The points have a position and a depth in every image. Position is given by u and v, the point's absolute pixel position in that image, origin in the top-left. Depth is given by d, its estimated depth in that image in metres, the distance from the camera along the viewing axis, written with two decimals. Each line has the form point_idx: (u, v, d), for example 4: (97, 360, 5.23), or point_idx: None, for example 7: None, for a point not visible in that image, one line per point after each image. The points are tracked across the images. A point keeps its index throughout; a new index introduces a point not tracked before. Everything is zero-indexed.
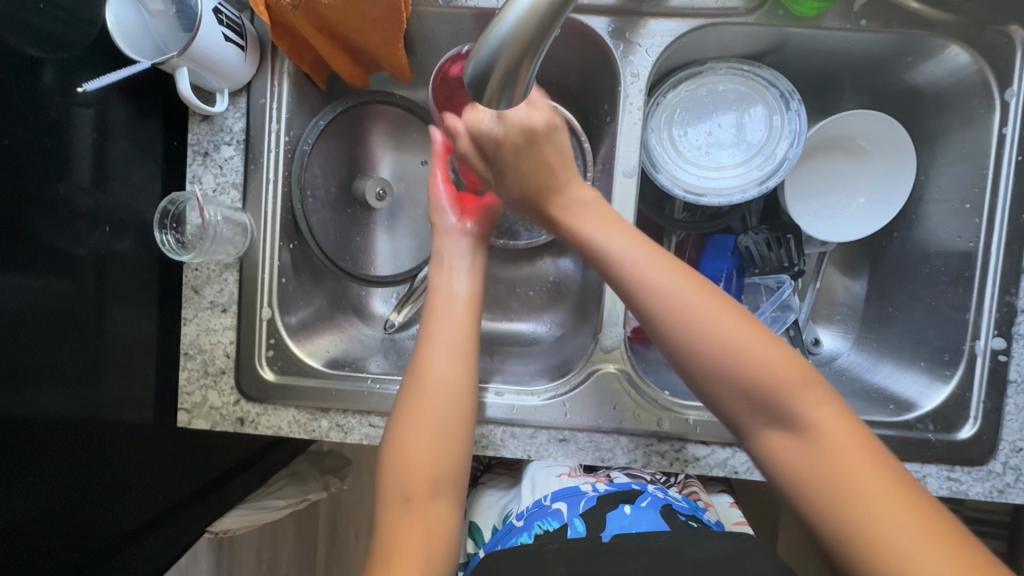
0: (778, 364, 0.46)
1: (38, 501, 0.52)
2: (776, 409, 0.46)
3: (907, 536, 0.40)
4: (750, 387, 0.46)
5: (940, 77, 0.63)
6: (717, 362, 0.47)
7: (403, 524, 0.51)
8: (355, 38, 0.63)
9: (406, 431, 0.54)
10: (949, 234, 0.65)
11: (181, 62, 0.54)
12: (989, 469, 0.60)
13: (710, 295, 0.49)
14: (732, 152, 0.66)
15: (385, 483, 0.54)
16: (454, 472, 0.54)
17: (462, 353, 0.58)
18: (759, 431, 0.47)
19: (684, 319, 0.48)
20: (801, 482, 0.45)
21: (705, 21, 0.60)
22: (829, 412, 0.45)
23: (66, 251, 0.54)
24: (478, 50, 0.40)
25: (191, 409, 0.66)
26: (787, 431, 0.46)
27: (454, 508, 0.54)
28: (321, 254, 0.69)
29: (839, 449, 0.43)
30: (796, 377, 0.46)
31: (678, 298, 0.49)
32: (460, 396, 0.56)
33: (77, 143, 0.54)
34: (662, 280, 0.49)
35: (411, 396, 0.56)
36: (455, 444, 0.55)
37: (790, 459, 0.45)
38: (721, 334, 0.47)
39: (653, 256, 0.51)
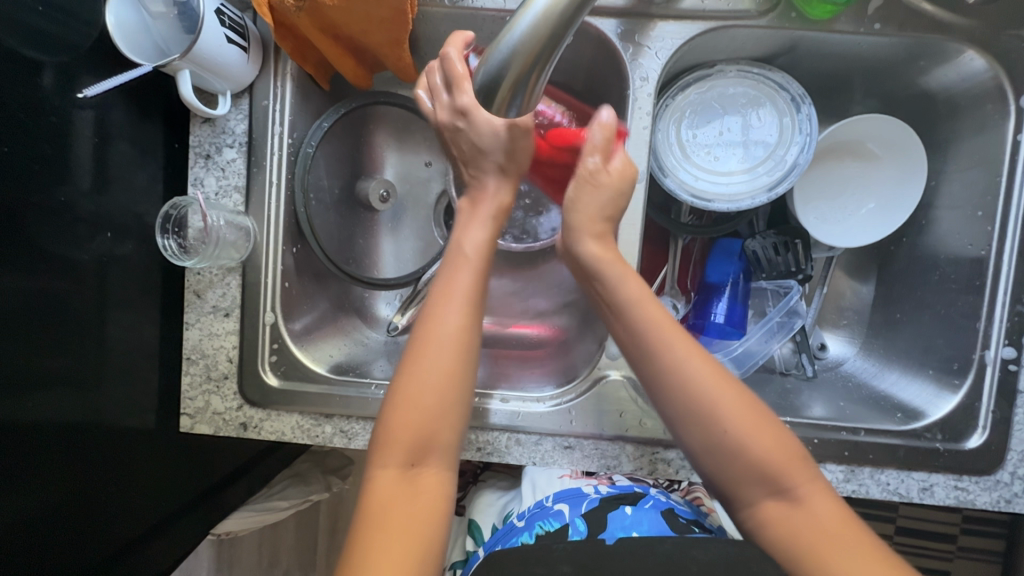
0: (781, 450, 0.49)
1: (39, 510, 0.52)
2: (778, 484, 0.48)
3: None
4: (756, 465, 0.49)
5: (954, 82, 0.62)
6: (725, 442, 0.49)
7: (401, 491, 0.49)
8: (359, 39, 0.62)
9: (413, 393, 0.52)
10: (960, 241, 0.64)
11: (183, 64, 0.53)
12: (997, 479, 0.60)
13: (726, 380, 0.51)
14: (741, 156, 0.65)
15: (385, 445, 0.51)
16: (456, 440, 0.52)
17: (469, 306, 0.55)
18: (758, 502, 0.49)
19: (702, 407, 0.50)
20: (797, 554, 0.46)
21: (716, 23, 0.59)
22: (820, 493, 0.48)
23: (67, 256, 0.53)
24: (488, 57, 0.39)
25: (194, 414, 0.65)
26: (779, 501, 0.49)
27: (453, 472, 0.52)
28: (323, 256, 0.68)
29: (831, 528, 0.46)
30: (790, 457, 0.49)
31: (699, 387, 0.50)
32: (467, 347, 0.54)
33: (77, 147, 0.53)
34: (684, 368, 0.51)
35: (416, 354, 0.53)
36: (461, 406, 0.52)
37: (784, 528, 0.47)
38: (722, 406, 0.50)
39: (684, 343, 0.52)
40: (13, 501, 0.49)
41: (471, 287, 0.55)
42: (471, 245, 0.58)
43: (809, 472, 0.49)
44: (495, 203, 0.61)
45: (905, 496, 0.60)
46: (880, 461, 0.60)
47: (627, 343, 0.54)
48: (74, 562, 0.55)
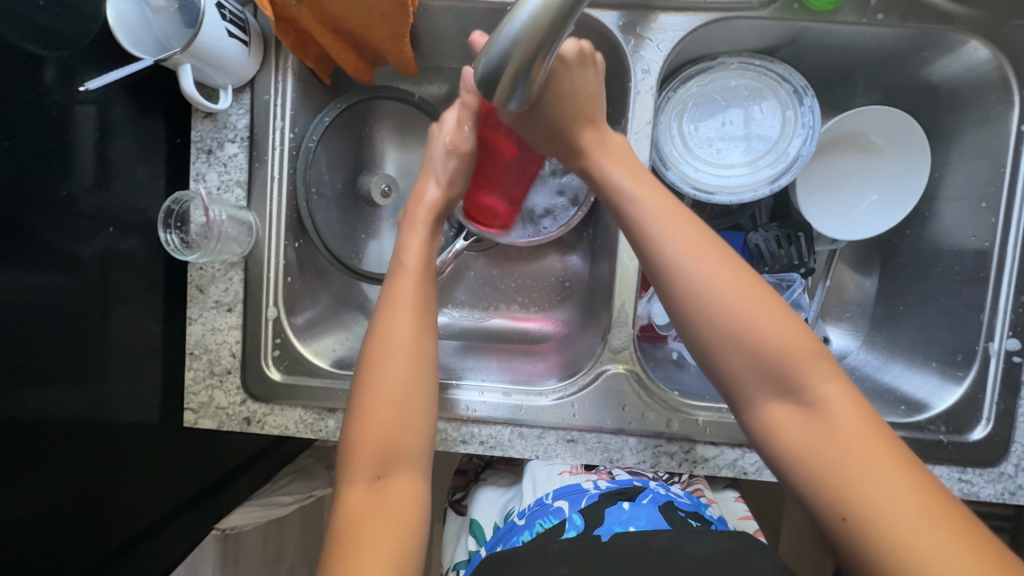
0: (795, 343, 0.45)
1: (44, 505, 0.52)
2: (789, 383, 0.45)
3: (901, 502, 0.39)
4: (765, 361, 0.45)
5: (958, 73, 0.62)
6: (729, 337, 0.46)
7: (374, 501, 0.50)
8: (360, 33, 0.62)
9: (372, 404, 0.52)
10: (963, 233, 0.64)
11: (184, 59, 0.53)
12: (1001, 470, 0.60)
13: (732, 270, 0.48)
14: (744, 149, 0.65)
15: (353, 456, 0.52)
16: (423, 444, 0.53)
17: (420, 315, 0.56)
18: (765, 405, 0.46)
19: (705, 298, 0.47)
20: (806, 453, 0.44)
21: (718, 15, 0.59)
22: (840, 389, 0.45)
23: (71, 252, 0.53)
24: (489, 48, 0.39)
25: (197, 409, 0.65)
26: (792, 403, 0.45)
27: (426, 479, 0.53)
28: (326, 251, 0.69)
29: (845, 425, 0.43)
30: (805, 353, 0.45)
31: (703, 280, 0.47)
32: (421, 358, 0.55)
33: (79, 142, 0.53)
34: (686, 258, 0.48)
35: (371, 368, 0.54)
36: (420, 414, 0.53)
37: (790, 430, 0.45)
38: (728, 296, 0.47)
39: (688, 233, 0.49)
40: (18, 497, 0.49)
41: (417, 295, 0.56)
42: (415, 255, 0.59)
43: (827, 369, 0.45)
44: (430, 212, 0.62)
45: None
46: None
47: (630, 234, 0.52)
48: (77, 557, 0.55)
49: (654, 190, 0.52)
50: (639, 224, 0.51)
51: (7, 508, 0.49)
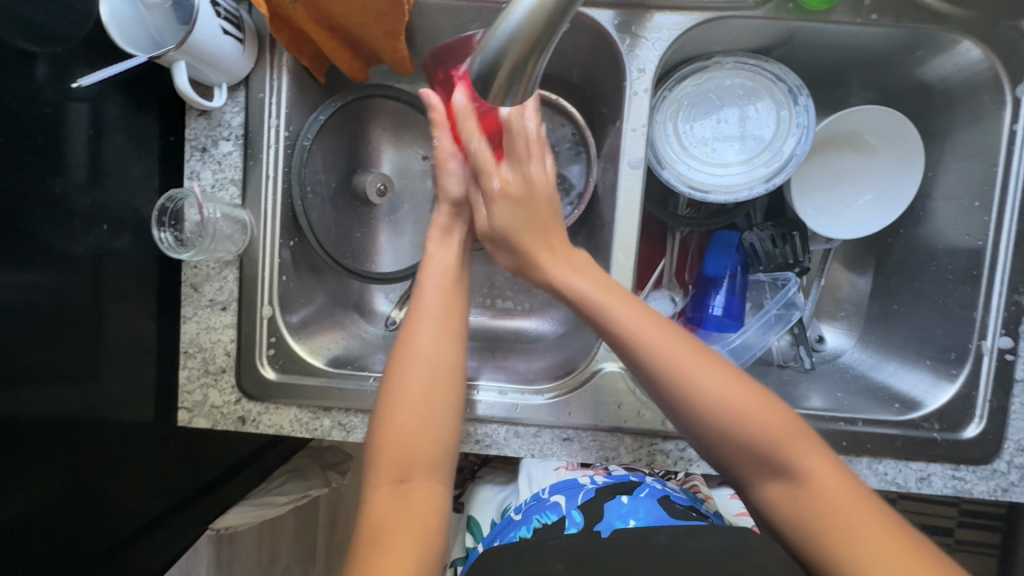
0: (775, 423, 0.48)
1: (36, 506, 0.52)
2: (773, 462, 0.48)
3: (891, 562, 0.42)
4: (750, 441, 0.48)
5: (950, 73, 0.62)
6: (714, 420, 0.49)
7: (396, 507, 0.50)
8: (355, 31, 0.62)
9: (396, 410, 0.53)
10: (956, 232, 0.64)
11: (179, 56, 0.53)
12: (994, 468, 0.60)
13: (702, 357, 0.51)
14: (739, 148, 0.65)
15: (377, 463, 0.52)
16: (450, 454, 0.54)
17: (449, 328, 0.57)
18: (760, 486, 0.49)
19: (686, 392, 0.50)
20: (807, 527, 0.46)
21: (712, 14, 0.59)
22: (821, 460, 0.47)
23: (64, 250, 0.53)
24: (485, 46, 0.39)
25: (191, 408, 0.65)
26: (785, 482, 0.48)
27: (447, 485, 0.53)
28: (321, 251, 0.68)
29: (832, 487, 0.46)
30: (784, 427, 0.48)
31: (677, 367, 0.50)
32: (449, 367, 0.55)
33: (72, 140, 0.53)
34: (659, 354, 0.51)
35: (396, 375, 0.54)
36: (447, 422, 0.54)
37: (789, 506, 0.47)
38: (708, 389, 0.49)
39: (657, 329, 0.52)
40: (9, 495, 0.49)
41: (441, 307, 0.57)
42: (439, 265, 0.60)
43: (807, 444, 0.48)
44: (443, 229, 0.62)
45: (902, 486, 0.61)
46: (878, 451, 0.60)
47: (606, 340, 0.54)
48: (69, 557, 0.55)
49: (617, 294, 0.54)
50: (610, 323, 0.53)
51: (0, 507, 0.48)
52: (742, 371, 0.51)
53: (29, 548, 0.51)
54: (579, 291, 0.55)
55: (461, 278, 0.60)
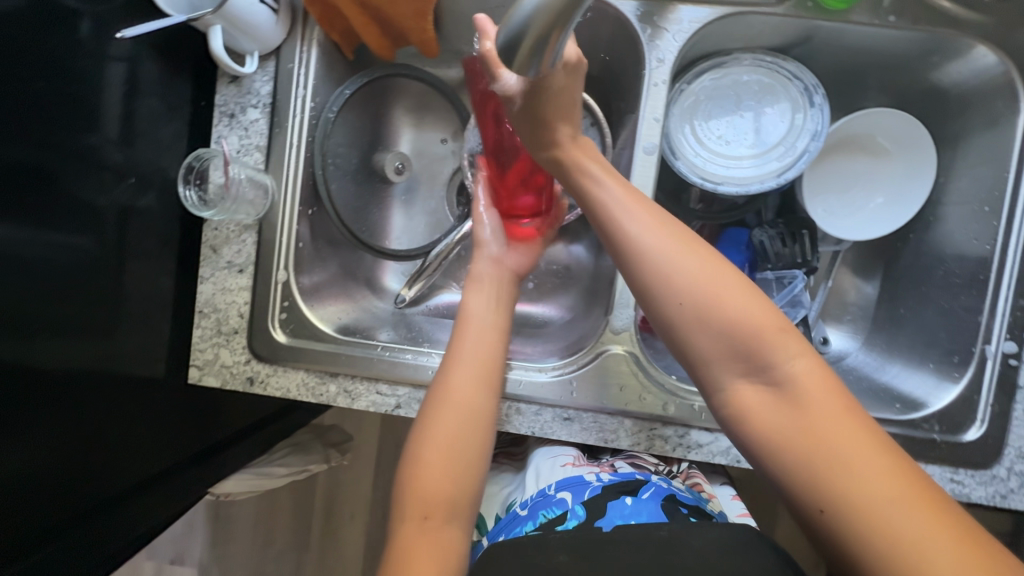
0: (763, 319, 0.47)
1: (46, 451, 0.54)
2: (754, 358, 0.46)
3: (861, 457, 0.41)
4: (729, 342, 0.47)
5: (966, 78, 0.63)
6: (696, 318, 0.48)
7: (419, 542, 0.51)
8: (385, 10, 0.64)
9: (427, 450, 0.55)
10: (966, 237, 0.65)
11: (215, 20, 0.55)
12: (992, 473, 0.59)
13: (697, 253, 0.50)
14: (752, 143, 0.66)
15: (405, 501, 0.54)
16: (471, 500, 0.55)
17: (483, 375, 0.59)
18: (731, 383, 0.47)
19: (670, 275, 0.49)
20: (779, 441, 0.44)
21: (733, 9, 0.61)
22: (808, 362, 0.46)
23: (90, 201, 0.55)
24: (511, 16, 0.41)
25: (202, 365, 0.66)
26: (762, 383, 0.46)
27: (466, 529, 0.54)
28: (339, 222, 0.71)
29: (814, 398, 0.44)
30: (773, 330, 0.47)
31: (657, 254, 0.50)
32: (484, 414, 0.58)
33: (105, 97, 0.56)
34: (650, 243, 0.50)
35: (435, 413, 0.57)
36: (471, 469, 0.56)
37: (761, 411, 0.46)
38: (695, 279, 0.48)
39: (658, 222, 0.51)
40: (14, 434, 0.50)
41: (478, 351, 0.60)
42: (482, 320, 0.63)
43: (795, 346, 0.46)
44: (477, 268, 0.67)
45: None
46: None
47: (603, 231, 0.53)
48: (67, 504, 0.56)
49: (625, 189, 0.54)
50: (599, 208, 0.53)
51: (16, 452, 0.51)
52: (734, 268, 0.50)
53: (28, 490, 0.52)
54: (597, 193, 0.54)
55: (500, 327, 0.63)
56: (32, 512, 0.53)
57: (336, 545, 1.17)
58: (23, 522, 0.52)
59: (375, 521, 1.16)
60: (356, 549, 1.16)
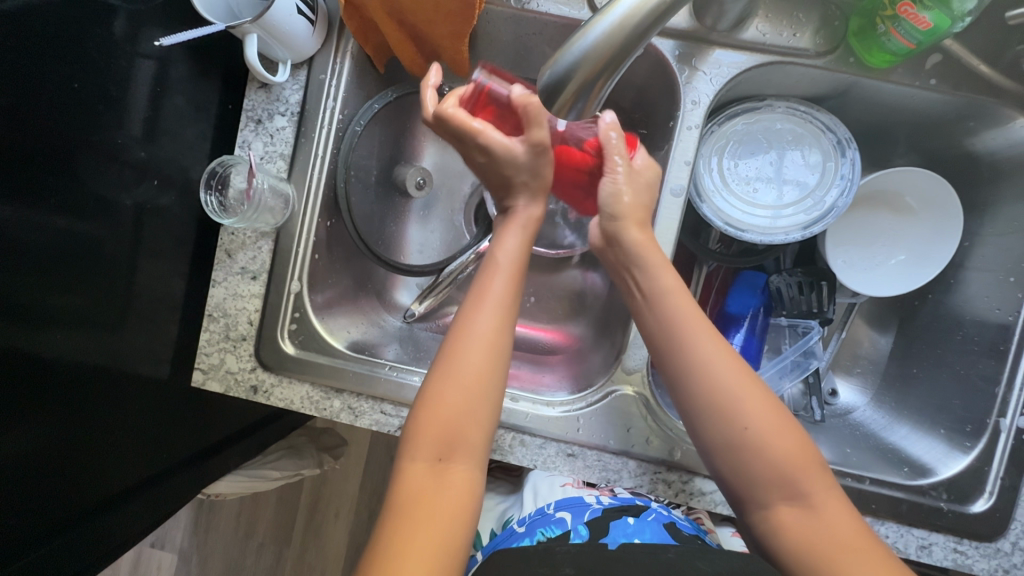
0: (806, 460, 0.49)
1: (41, 451, 0.53)
2: (791, 487, 0.48)
3: None
4: (771, 474, 0.48)
5: (1002, 147, 0.62)
6: (739, 445, 0.49)
7: (431, 484, 0.50)
8: (422, 28, 0.63)
9: (443, 392, 0.52)
10: (987, 305, 0.65)
11: (253, 29, 0.54)
12: (997, 546, 0.58)
13: (751, 381, 0.51)
14: (779, 193, 0.66)
15: (416, 436, 0.52)
16: (486, 438, 0.53)
17: (505, 312, 0.55)
18: (771, 506, 0.49)
19: (722, 407, 0.50)
20: (814, 570, 0.46)
21: (774, 58, 0.60)
22: (840, 505, 0.48)
23: (110, 199, 0.55)
24: (556, 61, 0.40)
25: (207, 369, 0.63)
26: (794, 506, 0.48)
27: (481, 468, 0.52)
28: (356, 235, 0.69)
29: (844, 538, 0.46)
30: (809, 462, 0.49)
31: (715, 374, 0.50)
32: (503, 349, 0.54)
33: (134, 94, 0.55)
34: (710, 367, 0.51)
35: (450, 358, 0.54)
36: (490, 407, 0.53)
37: (800, 534, 0.47)
38: (747, 406, 0.49)
39: (719, 347, 0.51)
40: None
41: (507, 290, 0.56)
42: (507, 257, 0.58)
43: (828, 484, 0.49)
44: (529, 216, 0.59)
45: (901, 552, 0.58)
46: (881, 513, 0.59)
47: (659, 343, 0.53)
48: (49, 511, 0.55)
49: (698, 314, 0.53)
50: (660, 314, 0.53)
51: (10, 449, 0.50)
52: (783, 405, 0.50)
53: (13, 498, 0.51)
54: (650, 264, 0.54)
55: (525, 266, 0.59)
56: (20, 515, 0.53)
57: (317, 546, 1.15)
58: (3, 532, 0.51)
59: (359, 525, 1.14)
60: (336, 551, 1.15)
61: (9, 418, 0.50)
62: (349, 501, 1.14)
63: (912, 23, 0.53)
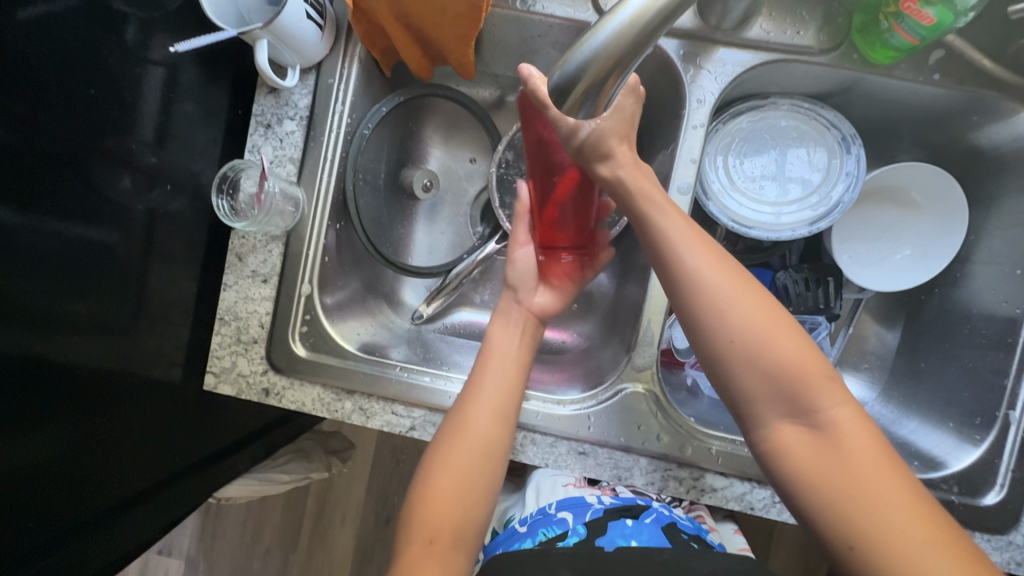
0: (811, 365, 0.47)
1: (56, 455, 0.53)
2: (797, 402, 0.47)
3: (895, 503, 0.43)
4: (771, 387, 0.48)
5: (1005, 141, 0.62)
6: (740, 355, 0.48)
7: (422, 567, 0.51)
8: (428, 31, 0.64)
9: (437, 478, 0.55)
10: (994, 298, 0.65)
11: (263, 34, 0.55)
12: (1010, 539, 0.58)
13: (749, 289, 0.50)
14: (785, 190, 0.66)
15: (412, 524, 0.54)
16: (476, 528, 0.54)
17: (500, 404, 0.58)
18: (774, 422, 0.48)
19: (718, 314, 0.49)
20: (815, 483, 0.46)
21: (778, 55, 0.60)
22: (850, 414, 0.46)
23: (123, 204, 0.55)
24: (565, 60, 0.41)
25: (219, 373, 0.64)
26: (802, 422, 0.47)
27: (469, 561, 0.53)
28: (365, 239, 0.70)
29: (854, 448, 0.45)
30: (818, 373, 0.47)
31: (704, 278, 0.50)
32: (492, 445, 0.56)
33: (146, 100, 0.56)
34: (701, 275, 0.50)
35: (449, 443, 0.56)
36: (479, 496, 0.55)
37: (803, 451, 0.47)
38: (744, 311, 0.49)
39: (711, 255, 0.51)
40: (13, 449, 0.49)
41: (499, 377, 0.59)
42: (505, 349, 0.62)
43: (838, 392, 0.47)
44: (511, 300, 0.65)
45: None
46: None
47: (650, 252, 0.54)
48: (64, 515, 0.55)
49: (682, 224, 0.53)
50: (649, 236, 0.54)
51: (27, 452, 0.51)
52: (790, 315, 0.50)
53: (28, 503, 0.52)
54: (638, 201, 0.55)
55: (521, 355, 0.62)
56: (35, 521, 0.53)
57: (325, 551, 1.15)
58: (17, 540, 0.51)
59: (366, 528, 1.14)
60: (344, 555, 1.15)
61: (25, 422, 0.50)
62: (356, 506, 1.15)
63: (916, 19, 0.53)
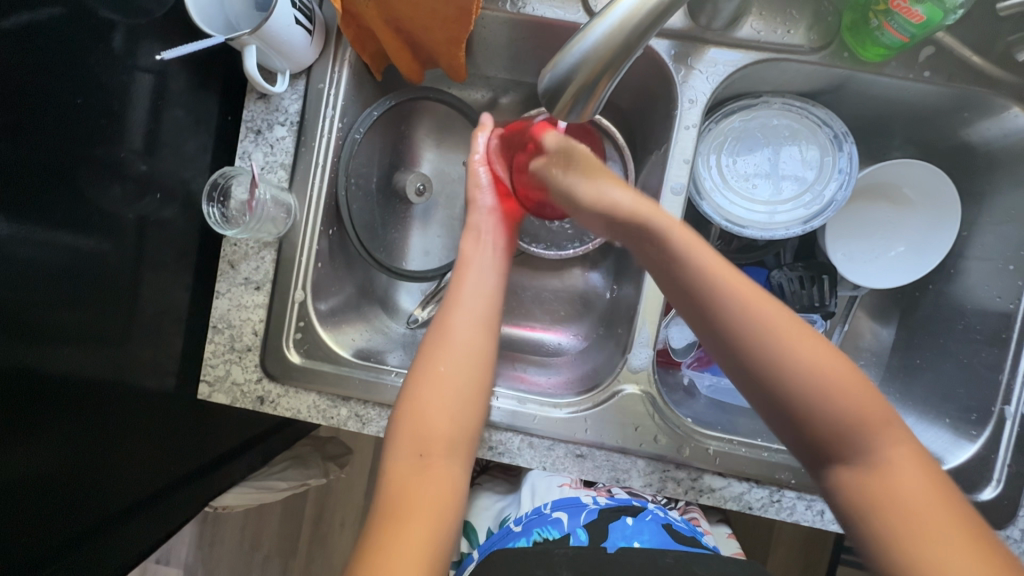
0: (868, 408, 0.47)
1: (49, 468, 0.53)
2: (856, 447, 0.47)
3: (959, 551, 0.42)
4: (833, 430, 0.48)
5: (997, 137, 0.63)
6: (797, 398, 0.48)
7: (415, 478, 0.53)
8: (419, 34, 0.64)
9: (423, 390, 0.56)
10: (988, 294, 0.65)
11: (252, 40, 0.55)
12: (1007, 533, 0.59)
13: (798, 329, 0.49)
14: (778, 189, 0.66)
15: (399, 435, 0.55)
16: (469, 435, 0.56)
17: (479, 317, 0.60)
18: (833, 467, 0.48)
19: (770, 357, 0.49)
20: (878, 527, 0.45)
21: (769, 55, 0.60)
22: (906, 454, 0.47)
23: (112, 213, 0.55)
24: (556, 63, 0.41)
25: (212, 382, 0.63)
26: (859, 467, 0.47)
27: (464, 466, 0.56)
28: (359, 244, 0.71)
29: (916, 491, 0.45)
30: (874, 416, 0.47)
31: (754, 321, 0.49)
32: (476, 354, 0.58)
33: (134, 108, 0.55)
34: (751, 318, 0.49)
35: (432, 355, 0.58)
36: (469, 406, 0.57)
37: (863, 495, 0.46)
38: (794, 352, 0.48)
39: (757, 296, 0.50)
40: (5, 462, 0.49)
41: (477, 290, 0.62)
42: (484, 266, 0.63)
43: (894, 434, 0.47)
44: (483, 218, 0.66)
45: None
46: None
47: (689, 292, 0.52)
48: (60, 528, 0.55)
49: (728, 266, 0.52)
50: (692, 282, 0.51)
51: (21, 465, 0.50)
52: (844, 357, 0.49)
53: (23, 517, 0.51)
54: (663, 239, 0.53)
55: (498, 268, 0.64)
56: (30, 535, 0.52)
57: (323, 557, 1.15)
58: (13, 556, 0.51)
59: (365, 533, 1.14)
60: (342, 561, 1.14)
61: (18, 436, 0.50)
62: (354, 511, 1.14)
63: (905, 16, 0.53)
